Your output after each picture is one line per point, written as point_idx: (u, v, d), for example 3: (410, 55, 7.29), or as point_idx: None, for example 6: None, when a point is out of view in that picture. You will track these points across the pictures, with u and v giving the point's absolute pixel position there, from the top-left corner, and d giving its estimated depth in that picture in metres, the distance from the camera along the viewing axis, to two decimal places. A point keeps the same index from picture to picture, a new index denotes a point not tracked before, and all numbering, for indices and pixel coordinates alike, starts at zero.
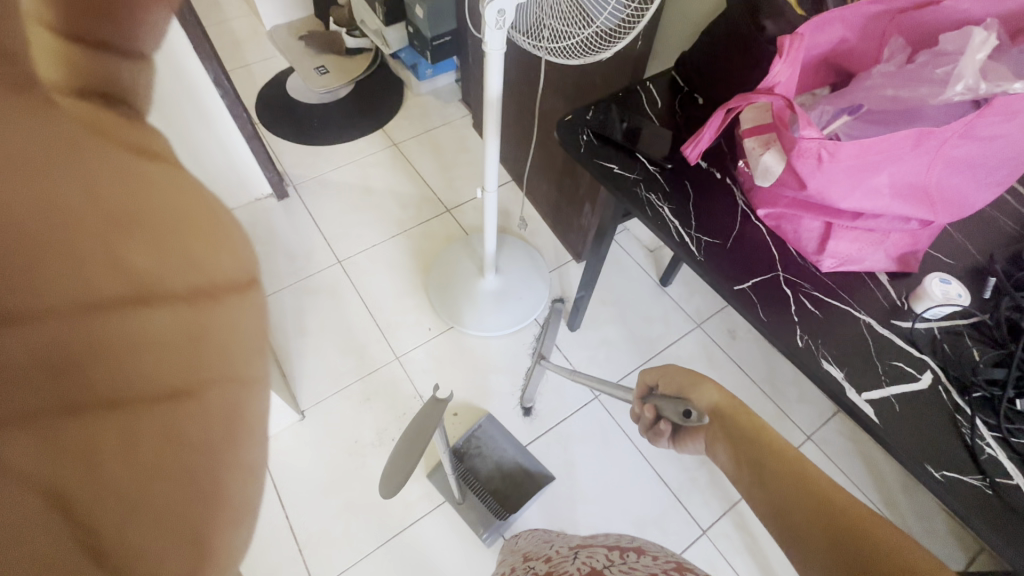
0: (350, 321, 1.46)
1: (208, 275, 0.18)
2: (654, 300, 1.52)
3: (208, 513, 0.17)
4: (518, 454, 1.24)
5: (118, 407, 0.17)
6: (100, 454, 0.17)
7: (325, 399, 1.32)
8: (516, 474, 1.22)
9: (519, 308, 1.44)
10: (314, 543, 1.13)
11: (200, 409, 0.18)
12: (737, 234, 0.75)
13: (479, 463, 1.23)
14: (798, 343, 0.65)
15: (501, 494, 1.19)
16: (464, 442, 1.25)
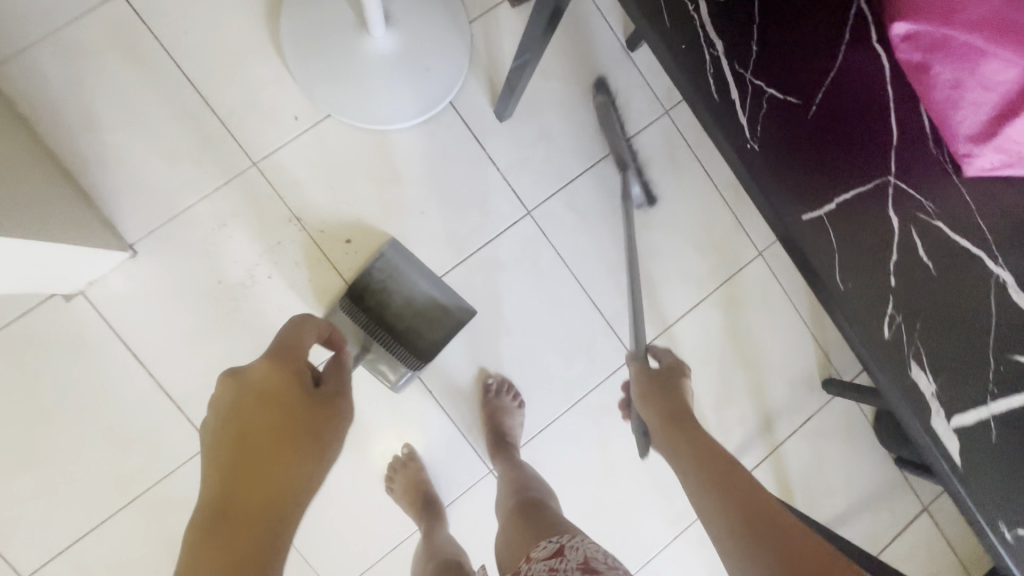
0: (171, 104, 0.97)
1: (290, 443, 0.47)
2: (613, 73, 1.10)
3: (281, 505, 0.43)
4: (433, 290, 1.01)
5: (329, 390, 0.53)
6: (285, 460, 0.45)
7: (162, 225, 0.96)
8: (431, 312, 1.02)
9: (432, 87, 1.00)
10: (194, 400, 0.97)
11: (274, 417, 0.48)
12: (828, 100, 0.53)
13: (386, 301, 1.00)
14: (883, 334, 0.51)
15: (413, 334, 1.01)
16: (361, 276, 0.99)
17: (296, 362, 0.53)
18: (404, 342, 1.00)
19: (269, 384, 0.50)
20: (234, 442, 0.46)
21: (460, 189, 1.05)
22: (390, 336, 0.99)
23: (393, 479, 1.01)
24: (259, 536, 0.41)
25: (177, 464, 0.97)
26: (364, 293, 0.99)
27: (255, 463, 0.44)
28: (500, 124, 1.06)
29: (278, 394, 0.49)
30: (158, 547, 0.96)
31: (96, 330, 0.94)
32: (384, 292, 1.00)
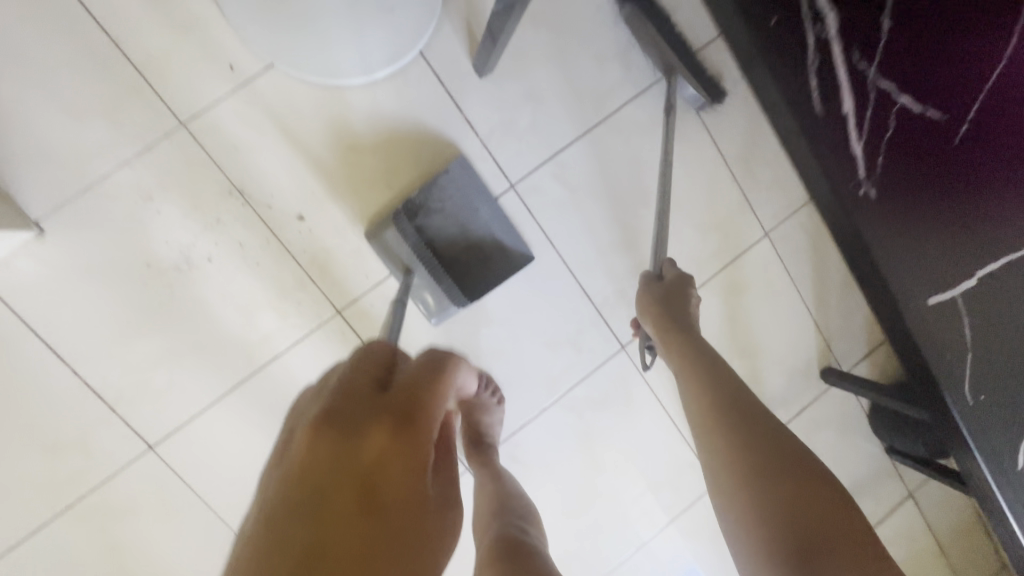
0: (71, 46, 0.78)
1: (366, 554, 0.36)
2: (613, 19, 0.93)
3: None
4: (493, 219, 0.89)
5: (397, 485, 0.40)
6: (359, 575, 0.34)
7: (73, 197, 0.81)
8: (487, 245, 0.89)
9: (394, 34, 0.83)
10: (130, 400, 0.86)
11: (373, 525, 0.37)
12: (985, 156, 0.61)
13: (438, 225, 0.87)
14: (931, 303, 0.60)
15: (461, 268, 0.89)
16: (420, 193, 0.87)
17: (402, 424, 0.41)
18: (453, 272, 0.88)
19: (315, 461, 0.38)
20: (306, 515, 0.36)
21: (432, 157, 0.91)
22: (441, 263, 0.87)
23: None
24: None
25: (115, 470, 0.86)
26: (416, 213, 0.86)
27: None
28: (479, 79, 0.90)
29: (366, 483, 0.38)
30: (101, 558, 0.88)
31: (2, 323, 0.80)
32: (442, 215, 0.87)
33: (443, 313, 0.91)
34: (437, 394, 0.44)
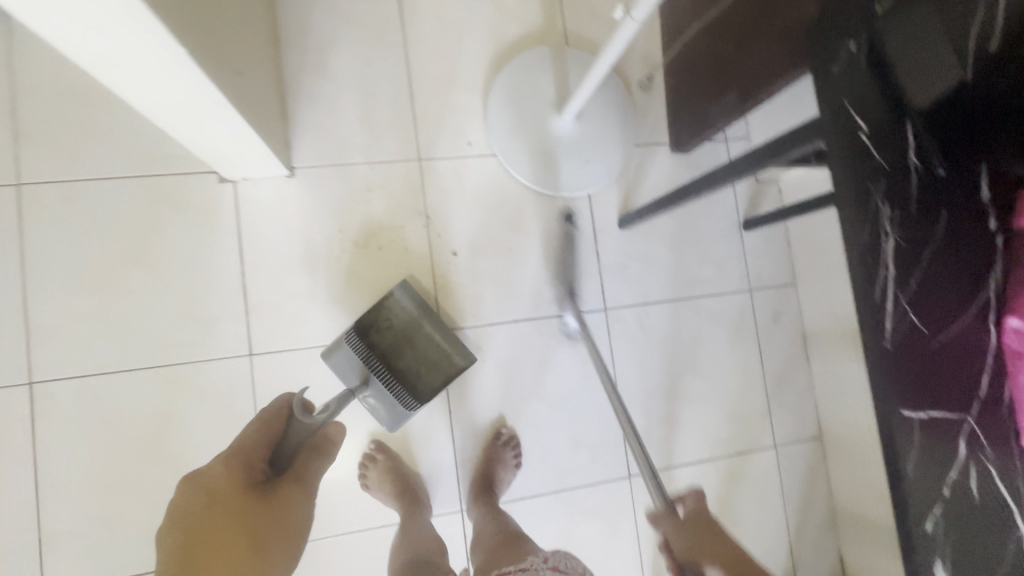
0: (388, 84, 1.15)
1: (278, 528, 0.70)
2: (723, 238, 1.27)
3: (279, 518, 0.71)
4: (438, 335, 1.03)
5: (259, 507, 0.70)
6: (258, 537, 0.67)
7: (324, 166, 1.11)
8: (432, 356, 1.02)
9: (582, 177, 1.18)
10: (261, 312, 1.05)
11: (269, 505, 0.71)
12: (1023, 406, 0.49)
13: (385, 342, 1.00)
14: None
15: (404, 377, 0.98)
16: (370, 314, 1.00)
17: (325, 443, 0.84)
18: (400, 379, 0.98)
19: (198, 498, 0.68)
20: (205, 508, 0.67)
21: (559, 263, 1.19)
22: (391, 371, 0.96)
23: (367, 473, 1.06)
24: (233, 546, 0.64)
25: (214, 358, 1.03)
26: (370, 329, 0.99)
27: (218, 552, 0.63)
28: (618, 230, 1.22)
29: (245, 505, 0.69)
30: (151, 419, 1.00)
31: (223, 217, 1.06)
32: (391, 332, 1.01)
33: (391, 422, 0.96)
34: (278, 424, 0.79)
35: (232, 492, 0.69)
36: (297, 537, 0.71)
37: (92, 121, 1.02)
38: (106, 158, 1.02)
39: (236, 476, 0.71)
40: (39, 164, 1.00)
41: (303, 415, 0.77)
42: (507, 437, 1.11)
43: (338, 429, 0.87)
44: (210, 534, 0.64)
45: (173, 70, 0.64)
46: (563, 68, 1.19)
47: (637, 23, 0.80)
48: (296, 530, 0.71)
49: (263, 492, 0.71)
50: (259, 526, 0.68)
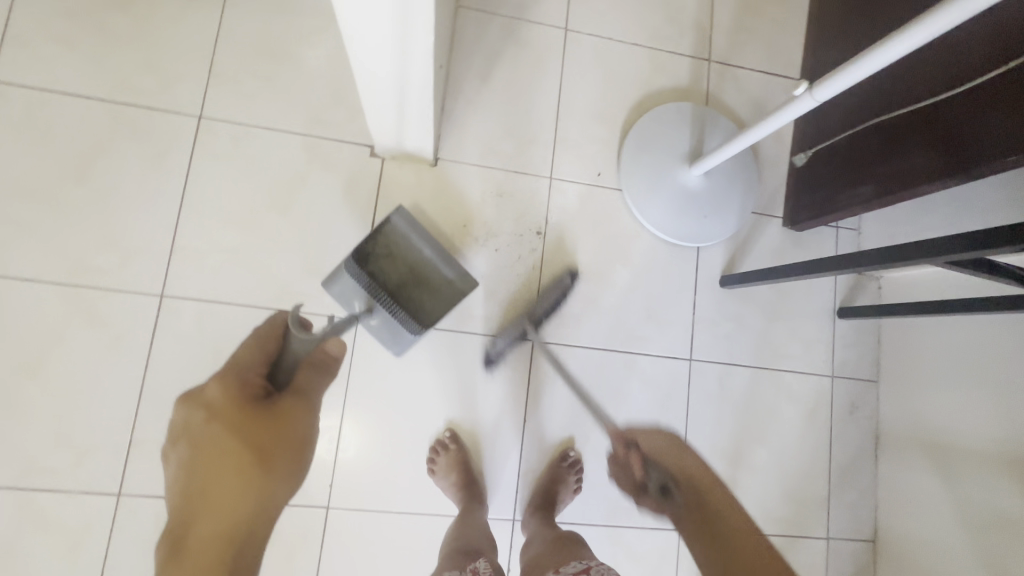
0: (538, 104, 1.23)
1: (296, 436, 0.71)
2: (816, 320, 1.29)
3: (287, 443, 0.71)
4: (438, 260, 1.01)
5: (264, 436, 0.70)
6: (274, 461, 0.69)
7: (464, 163, 1.18)
8: (437, 286, 1.02)
9: (697, 229, 1.22)
10: None
11: (286, 425, 0.72)
12: None
13: (388, 268, 0.99)
14: None
15: (410, 301, 0.98)
16: (370, 241, 0.98)
17: (319, 357, 0.80)
18: (405, 308, 0.98)
19: (215, 421, 0.70)
20: (218, 434, 0.69)
21: (656, 305, 1.22)
22: (392, 299, 0.96)
23: (434, 462, 1.08)
24: (238, 491, 0.66)
25: (325, 314, 1.09)
26: (367, 256, 0.98)
27: (219, 458, 0.68)
28: (717, 287, 1.25)
29: (245, 419, 0.70)
30: None
31: (365, 188, 1.13)
32: (389, 258, 0.99)
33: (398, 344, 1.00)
34: (264, 350, 0.78)
35: (221, 431, 0.69)
36: (310, 443, 0.73)
37: (277, 77, 1.12)
38: (277, 110, 1.11)
39: (235, 394, 0.72)
40: (220, 101, 1.09)
41: (298, 333, 0.76)
42: (569, 457, 1.12)
43: (338, 341, 0.82)
44: (223, 478, 0.67)
45: (410, 33, 0.70)
46: (701, 125, 1.25)
47: (816, 102, 0.89)
48: (297, 437, 0.72)
49: (270, 400, 0.73)
50: (282, 442, 0.70)
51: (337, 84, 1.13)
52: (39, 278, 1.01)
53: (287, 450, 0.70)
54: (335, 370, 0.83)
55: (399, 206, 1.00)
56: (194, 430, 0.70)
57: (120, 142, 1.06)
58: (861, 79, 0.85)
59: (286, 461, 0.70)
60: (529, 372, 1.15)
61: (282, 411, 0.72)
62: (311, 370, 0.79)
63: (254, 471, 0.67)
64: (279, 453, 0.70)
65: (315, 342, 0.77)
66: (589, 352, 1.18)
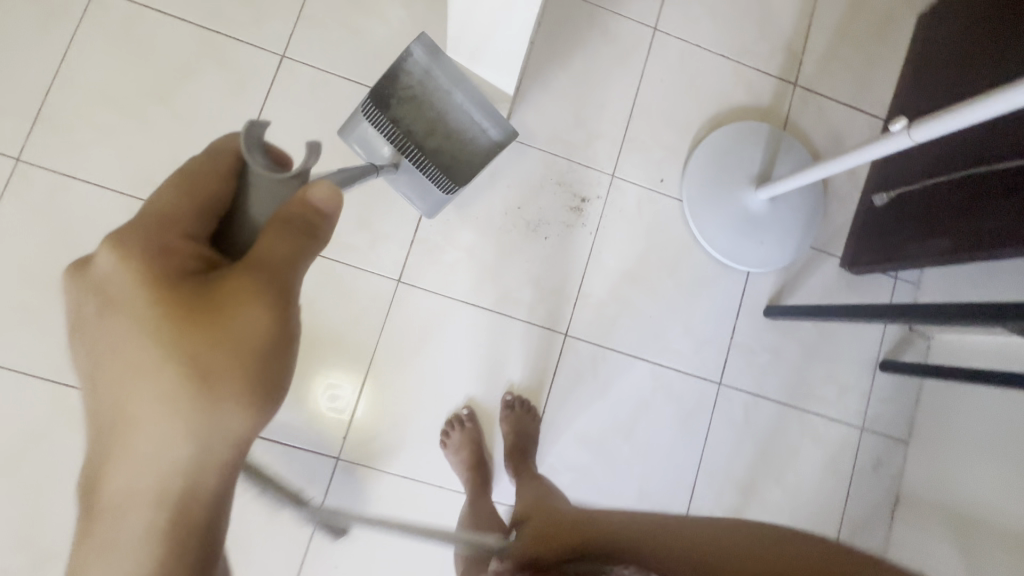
0: (613, 100, 1.21)
1: (254, 339, 0.38)
2: (857, 368, 1.24)
3: (248, 349, 0.38)
4: (465, 100, 0.99)
5: (199, 338, 0.37)
6: (218, 376, 0.37)
7: (529, 146, 1.17)
8: (468, 136, 1.01)
9: (753, 253, 1.18)
10: (423, 248, 1.11)
11: (232, 323, 0.38)
12: None
13: (411, 115, 0.98)
14: None
15: (437, 148, 1.00)
16: (387, 84, 0.96)
17: (299, 214, 0.41)
18: (438, 162, 1.00)
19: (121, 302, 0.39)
20: (126, 325, 0.38)
21: (695, 322, 1.19)
22: (422, 154, 0.98)
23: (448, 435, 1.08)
24: (162, 419, 0.37)
25: (369, 270, 1.09)
26: (388, 101, 0.97)
27: (127, 358, 0.38)
28: (760, 316, 1.22)
29: (168, 309, 0.38)
30: (297, 300, 1.07)
31: None
32: (412, 101, 0.98)
33: (427, 199, 1.02)
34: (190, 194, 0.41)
35: (132, 319, 0.38)
36: (289, 346, 0.40)
37: (362, 30, 1.12)
38: (357, 62, 1.12)
39: (147, 271, 0.39)
40: (305, 44, 1.11)
41: (257, 166, 0.40)
42: (511, 401, 1.11)
43: (320, 189, 0.42)
44: (135, 399, 0.37)
45: None
46: (774, 148, 1.21)
47: (912, 141, 0.84)
48: (252, 335, 0.38)
49: (190, 285, 0.39)
50: (234, 347, 0.38)
51: None
52: (108, 186, 1.03)
53: (248, 362, 0.38)
54: (327, 232, 0.43)
55: (421, 33, 0.94)
56: (96, 316, 0.39)
57: (204, 67, 1.08)
58: (966, 126, 0.80)
59: (235, 375, 0.38)
60: (556, 364, 1.14)
61: (230, 299, 0.38)
62: (280, 230, 0.40)
63: (186, 397, 0.37)
64: (230, 365, 0.38)
65: (297, 187, 0.42)
66: (619, 355, 1.17)
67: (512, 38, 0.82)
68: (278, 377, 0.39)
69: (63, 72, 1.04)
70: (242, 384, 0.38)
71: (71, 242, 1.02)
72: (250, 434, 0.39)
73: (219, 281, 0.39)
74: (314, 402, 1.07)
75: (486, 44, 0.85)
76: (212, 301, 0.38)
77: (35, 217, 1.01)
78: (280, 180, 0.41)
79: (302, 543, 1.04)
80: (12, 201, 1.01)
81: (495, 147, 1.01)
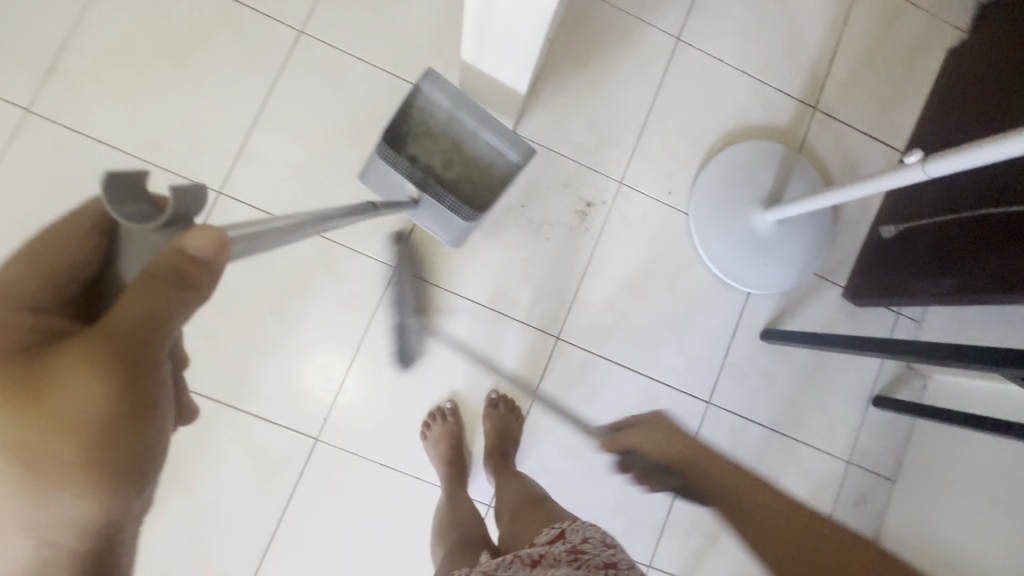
0: (628, 107, 1.19)
1: (95, 423, 0.39)
2: (849, 400, 1.23)
3: (91, 434, 0.39)
4: (480, 130, 1.01)
5: (34, 424, 0.37)
6: (57, 459, 0.38)
7: (539, 145, 1.15)
8: (485, 162, 1.03)
9: (755, 275, 1.17)
10: (424, 237, 1.11)
11: (74, 408, 0.38)
12: None
13: (429, 147, 1.01)
14: None
15: (458, 179, 1.01)
16: (404, 121, 0.99)
17: (166, 266, 0.37)
18: (458, 193, 1.02)
19: None
20: None
21: (690, 338, 1.18)
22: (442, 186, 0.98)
23: (428, 428, 1.07)
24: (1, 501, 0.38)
25: (367, 253, 1.09)
26: (407, 137, 1.00)
27: None
28: (756, 338, 1.20)
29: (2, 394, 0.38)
30: (291, 277, 1.07)
31: None
32: (428, 133, 1.01)
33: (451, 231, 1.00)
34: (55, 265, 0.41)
35: None
36: (140, 415, 0.41)
37: (383, 13, 1.11)
38: (374, 44, 1.11)
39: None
40: (324, 22, 1.10)
41: (126, 217, 0.32)
42: (496, 400, 1.10)
43: (197, 234, 0.36)
44: None
45: None
46: (787, 170, 1.20)
47: (926, 175, 0.82)
48: (93, 421, 0.39)
49: (25, 362, 0.39)
50: (74, 431, 0.38)
51: (438, 34, 1.12)
52: (114, 144, 1.03)
53: (91, 446, 0.39)
54: (212, 284, 0.40)
55: (428, 68, 0.96)
56: None
57: (221, 36, 1.07)
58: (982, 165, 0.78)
59: (76, 461, 0.39)
60: (545, 366, 1.13)
61: (71, 384, 0.38)
62: (141, 291, 0.37)
63: (25, 479, 0.38)
64: (71, 449, 0.39)
65: (170, 239, 0.36)
66: (610, 364, 1.15)
67: (535, 38, 0.81)
68: (128, 449, 0.41)
69: (80, 27, 1.04)
70: (86, 467, 0.39)
71: (72, 197, 1.02)
72: (91, 518, 0.40)
73: (68, 360, 0.38)
74: (299, 381, 1.06)
75: (503, 37, 0.83)
76: (57, 383, 0.38)
77: (39, 168, 1.01)
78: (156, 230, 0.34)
79: (272, 521, 1.03)
80: (18, 151, 1.01)
81: (512, 168, 1.03)
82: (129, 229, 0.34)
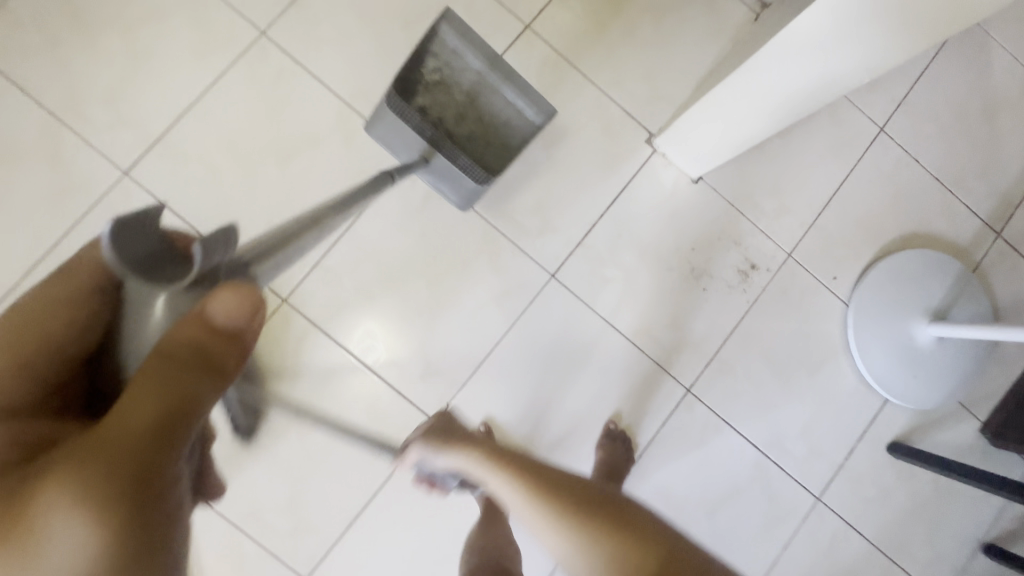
0: (816, 183, 1.17)
1: None
2: (960, 539, 1.16)
3: None
4: (501, 86, 1.01)
5: None
6: None
7: (721, 196, 1.14)
8: (500, 120, 1.03)
9: (901, 384, 1.12)
10: (588, 253, 1.10)
11: None
12: None
13: (440, 98, 1.01)
14: None
15: (469, 138, 1.02)
16: (420, 69, 0.98)
17: (184, 342, 0.36)
18: (469, 152, 1.02)
19: None
20: None
21: (817, 428, 1.14)
22: (452, 144, 1.00)
23: None
24: None
25: (530, 255, 1.08)
26: (420, 85, 0.99)
27: None
28: (882, 449, 1.16)
29: None
30: (453, 257, 1.07)
31: (625, 167, 1.12)
32: (440, 83, 1.01)
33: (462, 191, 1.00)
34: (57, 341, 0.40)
35: None
36: None
37: (610, 31, 1.12)
38: (591, 58, 1.12)
39: None
40: (552, 23, 1.11)
41: (138, 270, 0.34)
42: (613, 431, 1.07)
43: (222, 299, 0.36)
44: None
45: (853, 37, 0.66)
46: (959, 289, 1.15)
47: None
48: None
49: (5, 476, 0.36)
50: None
51: (656, 65, 1.13)
52: (330, 87, 1.05)
53: None
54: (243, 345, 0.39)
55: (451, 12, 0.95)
56: None
57: (452, 11, 1.09)
58: None
59: None
60: (669, 415, 1.11)
61: None
62: (151, 380, 0.35)
63: None
64: None
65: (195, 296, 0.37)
66: (731, 431, 1.12)
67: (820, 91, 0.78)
68: None
69: None
70: None
71: (278, 126, 1.03)
72: None
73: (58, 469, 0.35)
74: (347, 336, 1.03)
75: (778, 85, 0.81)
76: None
77: (256, 90, 1.03)
78: (178, 290, 0.36)
79: (370, 490, 1.02)
80: (241, 67, 1.03)
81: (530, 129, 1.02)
82: (140, 290, 0.35)
